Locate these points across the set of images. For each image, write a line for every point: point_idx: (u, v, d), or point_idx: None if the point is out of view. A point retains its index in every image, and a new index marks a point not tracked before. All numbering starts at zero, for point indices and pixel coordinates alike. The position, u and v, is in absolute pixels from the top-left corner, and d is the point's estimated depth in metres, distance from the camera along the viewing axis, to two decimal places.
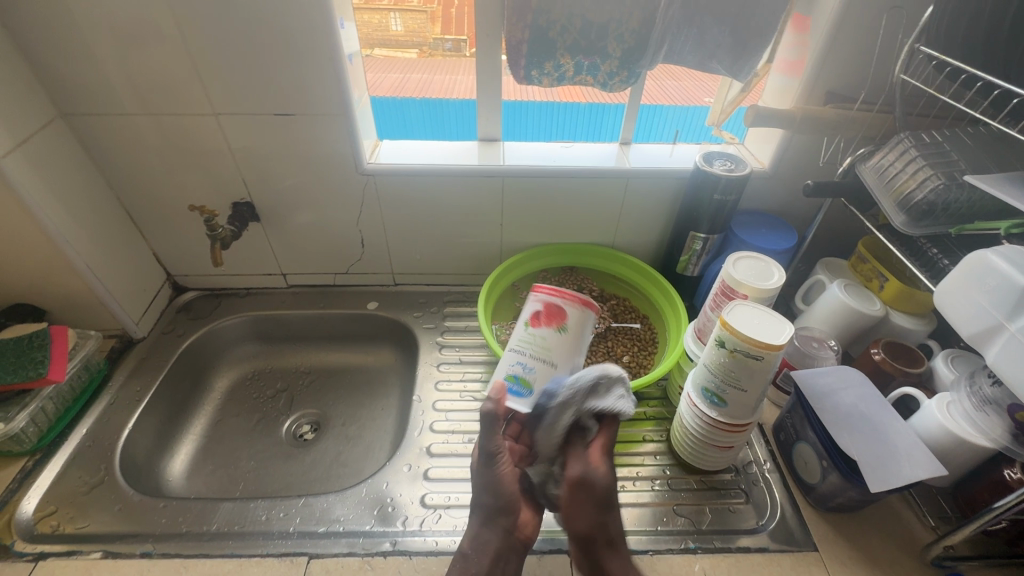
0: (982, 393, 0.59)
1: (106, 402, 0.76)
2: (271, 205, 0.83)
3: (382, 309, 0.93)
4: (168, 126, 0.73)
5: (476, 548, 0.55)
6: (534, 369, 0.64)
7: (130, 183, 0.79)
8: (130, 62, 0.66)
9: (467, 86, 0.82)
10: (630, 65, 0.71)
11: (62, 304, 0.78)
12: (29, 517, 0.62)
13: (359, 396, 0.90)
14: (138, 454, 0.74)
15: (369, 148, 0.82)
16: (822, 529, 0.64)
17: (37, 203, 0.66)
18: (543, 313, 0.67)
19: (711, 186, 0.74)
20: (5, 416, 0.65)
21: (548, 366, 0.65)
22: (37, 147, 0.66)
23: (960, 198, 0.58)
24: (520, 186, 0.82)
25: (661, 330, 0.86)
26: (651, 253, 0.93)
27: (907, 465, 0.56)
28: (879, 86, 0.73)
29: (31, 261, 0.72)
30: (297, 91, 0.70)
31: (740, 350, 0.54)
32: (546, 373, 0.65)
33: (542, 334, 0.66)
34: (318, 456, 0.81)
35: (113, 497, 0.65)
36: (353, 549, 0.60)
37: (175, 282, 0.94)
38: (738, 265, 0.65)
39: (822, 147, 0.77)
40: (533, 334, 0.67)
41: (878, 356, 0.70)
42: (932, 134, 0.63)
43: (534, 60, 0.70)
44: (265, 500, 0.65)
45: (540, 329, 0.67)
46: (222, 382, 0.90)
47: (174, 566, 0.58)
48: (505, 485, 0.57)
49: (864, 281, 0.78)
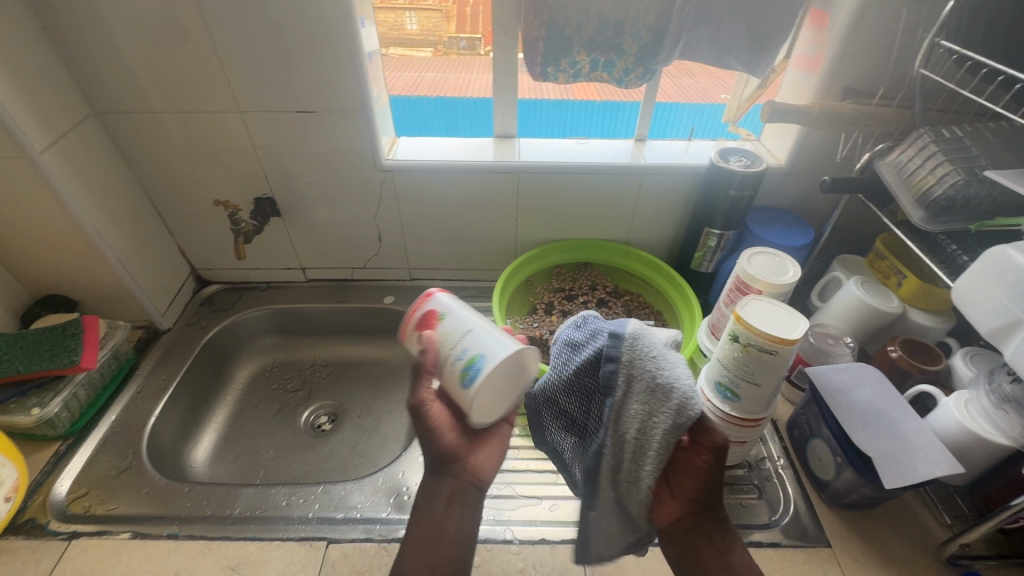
0: (1001, 390, 0.58)
1: (134, 390, 0.79)
2: (291, 200, 0.85)
3: (398, 303, 0.95)
4: (194, 124, 0.75)
5: (427, 498, 0.53)
6: (455, 361, 0.52)
7: (156, 178, 0.81)
8: (158, 61, 0.68)
9: (481, 84, 0.83)
10: (646, 61, 0.71)
11: (93, 296, 0.81)
12: (63, 498, 0.65)
13: (375, 389, 0.92)
14: (164, 440, 0.76)
15: (387, 145, 0.83)
16: (836, 525, 0.64)
17: (73, 198, 0.69)
18: (431, 323, 0.57)
19: (727, 182, 0.74)
20: (40, 401, 0.67)
21: (469, 333, 0.53)
22: (71, 144, 0.69)
23: (980, 194, 0.58)
24: (535, 183, 0.83)
25: (675, 326, 0.87)
26: (665, 249, 0.93)
27: (922, 462, 0.56)
28: (899, 80, 0.72)
29: (65, 253, 0.75)
30: (317, 89, 0.72)
31: (754, 344, 0.55)
32: (451, 376, 0.52)
33: (440, 328, 0.55)
34: (336, 445, 0.83)
35: (141, 481, 0.68)
36: (370, 535, 0.62)
37: (199, 275, 0.96)
38: (753, 260, 0.65)
39: (840, 144, 0.77)
40: (443, 331, 0.55)
41: (895, 354, 0.69)
42: (953, 129, 0.63)
43: (549, 57, 0.71)
44: (285, 487, 0.67)
45: (436, 331, 0.55)
46: (244, 373, 0.93)
47: (198, 548, 0.60)
48: (439, 436, 0.53)
49: (882, 278, 0.77)
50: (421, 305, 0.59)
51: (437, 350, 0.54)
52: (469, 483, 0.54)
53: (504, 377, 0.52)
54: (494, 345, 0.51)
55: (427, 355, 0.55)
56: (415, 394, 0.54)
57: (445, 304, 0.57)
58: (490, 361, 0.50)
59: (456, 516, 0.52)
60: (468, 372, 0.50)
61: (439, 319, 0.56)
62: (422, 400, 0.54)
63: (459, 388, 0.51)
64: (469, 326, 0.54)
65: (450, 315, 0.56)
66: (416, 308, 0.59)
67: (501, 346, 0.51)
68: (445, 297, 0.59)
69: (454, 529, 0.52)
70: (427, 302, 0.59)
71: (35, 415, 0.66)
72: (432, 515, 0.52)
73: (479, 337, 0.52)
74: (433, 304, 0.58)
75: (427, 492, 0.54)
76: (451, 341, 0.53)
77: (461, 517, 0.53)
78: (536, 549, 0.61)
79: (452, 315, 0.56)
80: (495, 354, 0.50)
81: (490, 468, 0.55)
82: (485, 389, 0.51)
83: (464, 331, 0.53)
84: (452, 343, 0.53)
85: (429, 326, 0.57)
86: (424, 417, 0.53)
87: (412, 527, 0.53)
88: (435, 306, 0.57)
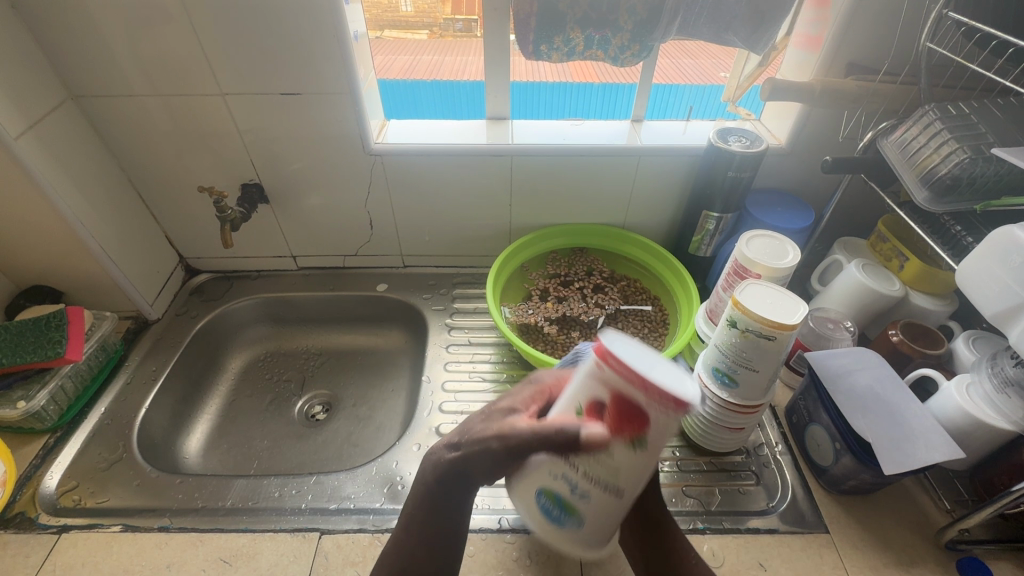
0: (1004, 374, 0.56)
1: (123, 381, 0.77)
2: (280, 186, 0.83)
3: (391, 290, 0.93)
4: (176, 108, 0.73)
5: None
6: (566, 493, 0.39)
7: (139, 165, 0.79)
8: (135, 41, 0.66)
9: (477, 67, 0.80)
10: (642, 37, 0.69)
11: (79, 287, 0.80)
12: (52, 492, 0.64)
13: (370, 378, 0.91)
14: (156, 432, 0.75)
15: (377, 128, 0.81)
16: (834, 510, 0.63)
17: (53, 186, 0.67)
18: (617, 415, 0.34)
19: (725, 163, 0.72)
20: (26, 394, 0.66)
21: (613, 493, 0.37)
22: (48, 130, 0.67)
23: (986, 173, 0.56)
24: (528, 167, 0.80)
25: (673, 311, 0.85)
26: (663, 233, 0.92)
27: (922, 448, 0.55)
28: (903, 55, 0.70)
29: (47, 242, 0.73)
30: (302, 70, 0.69)
31: (752, 330, 0.53)
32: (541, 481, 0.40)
33: (610, 448, 0.35)
34: (330, 435, 0.82)
35: (132, 473, 0.67)
36: (364, 526, 0.61)
37: (188, 265, 0.95)
38: (751, 244, 0.63)
39: (842, 122, 0.75)
40: (606, 456, 0.35)
41: (896, 338, 0.68)
42: (960, 105, 0.61)
43: (542, 35, 0.69)
44: (278, 478, 0.66)
45: (600, 437, 0.35)
46: (236, 362, 0.92)
47: (190, 540, 0.60)
48: None
49: (884, 260, 0.76)
50: (659, 402, 0.32)
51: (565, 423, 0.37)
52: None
53: None
54: (593, 527, 0.40)
55: (560, 422, 0.37)
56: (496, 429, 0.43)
57: (635, 395, 0.35)
58: (570, 528, 0.40)
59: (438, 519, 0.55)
60: (552, 507, 0.40)
61: (625, 433, 0.34)
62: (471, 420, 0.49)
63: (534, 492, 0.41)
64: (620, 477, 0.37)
65: (641, 452, 0.34)
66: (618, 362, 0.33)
67: (593, 532, 0.40)
68: (682, 412, 0.33)
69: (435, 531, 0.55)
70: (662, 406, 0.32)
71: (20, 409, 0.65)
72: None
73: (602, 505, 0.39)
74: (666, 421, 0.33)
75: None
76: (594, 476, 0.37)
77: None
78: (532, 537, 0.60)
79: (634, 444, 0.35)
80: (581, 531, 0.40)
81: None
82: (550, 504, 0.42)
83: (610, 487, 0.37)
84: (585, 433, 0.40)
85: (619, 429, 0.34)
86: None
87: None
88: (629, 394, 0.33)
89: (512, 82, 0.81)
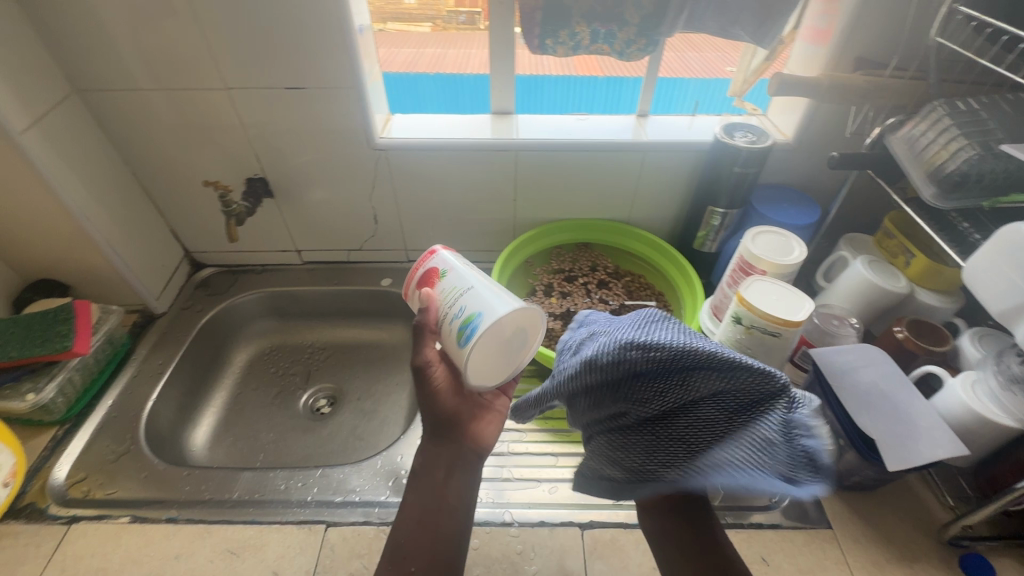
0: (1010, 372, 0.56)
1: (130, 374, 0.78)
2: (285, 181, 0.83)
3: (396, 285, 0.93)
4: (180, 102, 0.73)
5: (424, 463, 0.54)
6: (460, 311, 0.53)
7: (145, 159, 0.79)
8: (139, 35, 0.66)
9: (480, 60, 0.80)
10: (648, 32, 0.68)
11: (85, 280, 0.80)
12: (61, 483, 0.65)
13: (374, 372, 0.91)
14: (163, 424, 0.76)
15: (381, 122, 0.80)
16: (837, 506, 0.63)
17: (59, 181, 0.67)
18: (433, 280, 0.58)
19: (731, 158, 0.72)
20: (35, 387, 0.67)
21: (469, 293, 0.54)
22: (55, 124, 0.67)
23: (995, 169, 0.55)
24: (533, 161, 0.80)
25: (677, 307, 0.85)
26: (668, 228, 0.91)
27: (927, 444, 0.55)
28: (913, 49, 0.69)
29: (53, 236, 0.73)
30: (306, 64, 0.69)
31: (757, 326, 0.53)
32: (452, 334, 0.53)
33: (442, 293, 0.56)
34: (335, 428, 0.82)
35: (139, 465, 0.68)
36: (369, 518, 0.62)
37: (193, 259, 0.95)
38: (757, 240, 0.63)
39: (850, 117, 0.74)
40: (447, 288, 0.56)
41: (901, 335, 0.68)
42: (969, 101, 0.60)
43: (548, 29, 0.68)
44: (284, 471, 0.67)
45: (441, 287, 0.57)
46: (241, 356, 0.92)
47: (198, 532, 0.60)
48: (443, 400, 0.54)
49: (890, 257, 0.76)
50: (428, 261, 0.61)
51: (435, 311, 0.55)
52: (469, 451, 0.55)
53: (499, 344, 0.53)
54: (496, 307, 0.51)
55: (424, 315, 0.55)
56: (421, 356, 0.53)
57: (449, 263, 0.58)
58: (485, 320, 0.51)
59: (456, 482, 0.53)
60: (471, 332, 0.51)
61: (440, 278, 0.58)
62: (427, 362, 0.52)
63: (458, 347, 0.52)
64: (467, 284, 0.55)
65: (450, 274, 0.57)
66: (429, 260, 0.60)
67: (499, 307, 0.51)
68: (446, 255, 0.60)
69: (457, 492, 0.53)
70: (432, 261, 0.60)
71: (29, 401, 0.65)
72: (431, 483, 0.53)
73: (481, 300, 0.52)
74: (442, 260, 0.60)
75: (424, 460, 0.54)
76: (452, 301, 0.54)
77: (461, 484, 0.53)
78: (536, 531, 0.60)
79: (453, 272, 0.57)
80: (492, 313, 0.51)
81: (489, 440, 0.57)
82: (482, 346, 0.51)
83: (464, 292, 0.54)
84: (451, 303, 0.54)
85: (431, 285, 0.58)
86: (426, 377, 0.53)
87: (409, 496, 0.53)
88: (440, 265, 0.59)
89: (517, 75, 0.82)
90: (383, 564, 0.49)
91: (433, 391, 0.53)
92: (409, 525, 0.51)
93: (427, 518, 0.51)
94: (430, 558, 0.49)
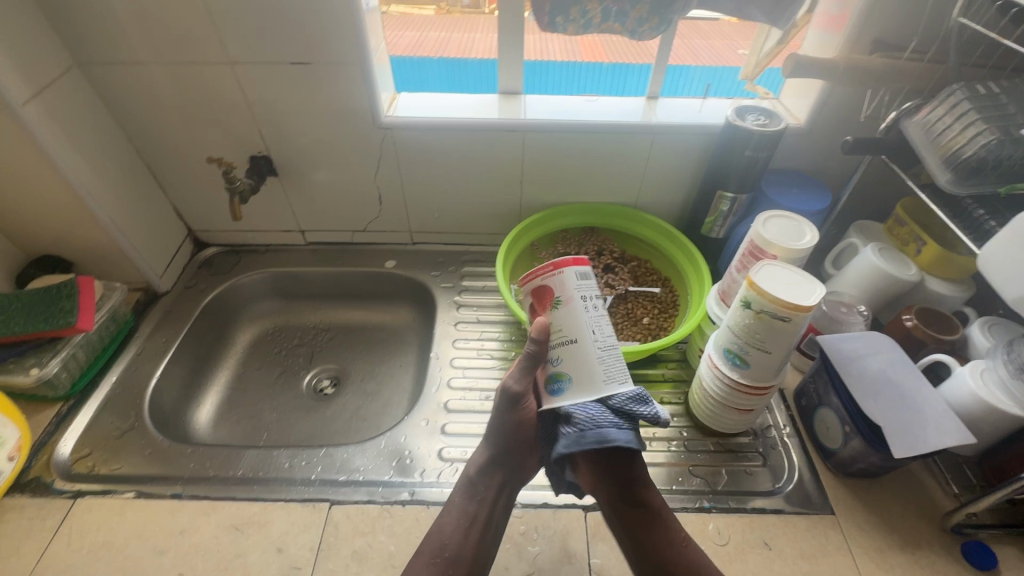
0: (1020, 361, 0.56)
1: (134, 351, 0.78)
2: (289, 160, 0.82)
3: (400, 267, 0.93)
4: (183, 77, 0.71)
5: (479, 477, 0.57)
6: (557, 361, 0.51)
7: (147, 135, 0.78)
8: (140, 7, 0.64)
9: (484, 44, 0.82)
10: (661, 10, 0.66)
11: (89, 257, 0.80)
12: (66, 458, 0.65)
13: (378, 353, 0.91)
14: (167, 402, 0.76)
15: (387, 101, 0.79)
16: (840, 492, 0.63)
17: (62, 155, 0.67)
18: (544, 300, 0.52)
19: (743, 142, 0.71)
20: (39, 362, 0.67)
21: (569, 344, 0.50)
22: (56, 97, 0.66)
23: (1013, 155, 0.54)
24: (541, 143, 0.79)
25: (683, 293, 0.84)
26: (675, 213, 0.90)
27: (933, 432, 0.55)
28: (933, 31, 0.67)
29: (56, 211, 0.73)
30: (311, 38, 0.68)
31: (767, 311, 0.53)
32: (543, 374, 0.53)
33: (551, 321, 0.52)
34: (339, 409, 0.83)
35: (143, 441, 0.68)
36: (373, 497, 0.62)
37: (197, 238, 0.94)
38: (768, 224, 0.62)
39: (865, 101, 0.73)
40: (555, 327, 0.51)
41: (910, 323, 0.67)
42: (990, 85, 0.59)
43: (558, 6, 0.66)
44: (288, 449, 0.67)
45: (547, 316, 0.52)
46: (244, 336, 0.92)
47: (202, 508, 0.61)
48: (524, 428, 0.57)
49: (900, 244, 0.75)
50: (548, 275, 0.52)
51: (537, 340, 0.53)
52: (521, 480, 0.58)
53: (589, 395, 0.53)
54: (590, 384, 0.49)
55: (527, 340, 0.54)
56: (516, 383, 0.56)
57: (568, 290, 0.51)
58: (570, 391, 0.50)
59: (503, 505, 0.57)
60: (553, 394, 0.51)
61: (552, 304, 0.52)
62: (523, 393, 0.56)
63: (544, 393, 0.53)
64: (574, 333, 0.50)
65: (563, 308, 0.51)
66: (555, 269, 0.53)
67: (591, 386, 0.49)
68: (569, 276, 0.51)
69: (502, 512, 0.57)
70: (550, 277, 0.52)
71: (33, 376, 0.66)
72: (482, 496, 0.56)
73: (577, 365, 0.50)
74: (558, 285, 0.51)
75: (483, 474, 0.58)
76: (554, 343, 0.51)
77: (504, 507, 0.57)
78: (539, 513, 0.61)
79: (569, 307, 0.51)
80: (580, 390, 0.49)
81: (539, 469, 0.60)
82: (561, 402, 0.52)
83: (564, 341, 0.50)
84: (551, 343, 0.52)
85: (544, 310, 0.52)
86: (518, 405, 0.56)
87: (458, 499, 0.57)
88: (556, 287, 0.51)
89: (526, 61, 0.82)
90: (424, 560, 0.52)
91: (525, 424, 0.57)
92: (450, 523, 0.55)
93: (472, 527, 0.55)
94: (468, 565, 0.52)
